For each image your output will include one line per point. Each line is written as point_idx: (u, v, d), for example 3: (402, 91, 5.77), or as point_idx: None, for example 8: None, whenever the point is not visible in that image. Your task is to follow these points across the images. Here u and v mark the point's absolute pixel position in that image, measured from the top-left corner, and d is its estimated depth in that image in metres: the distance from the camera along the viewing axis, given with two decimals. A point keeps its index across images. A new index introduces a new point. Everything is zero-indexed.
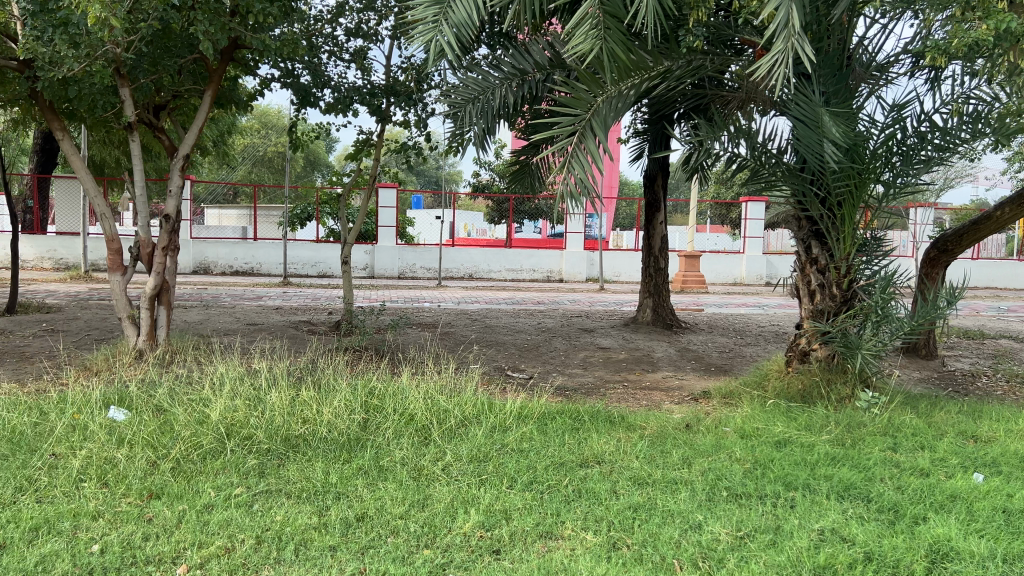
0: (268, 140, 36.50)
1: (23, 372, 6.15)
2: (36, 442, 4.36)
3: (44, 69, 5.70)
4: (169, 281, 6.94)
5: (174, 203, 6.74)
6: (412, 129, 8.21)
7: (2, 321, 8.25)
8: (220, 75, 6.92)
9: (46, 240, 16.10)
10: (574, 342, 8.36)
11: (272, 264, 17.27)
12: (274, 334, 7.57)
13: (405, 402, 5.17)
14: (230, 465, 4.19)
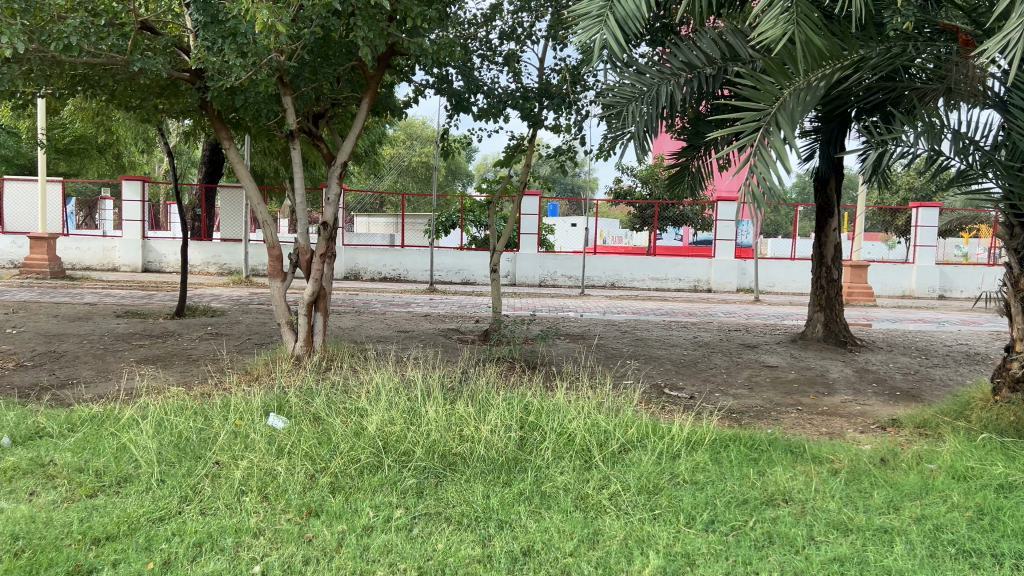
0: (412, 150, 37.57)
1: (190, 375, 6.30)
2: (200, 449, 4.35)
3: (214, 78, 5.81)
4: (326, 288, 6.96)
5: (332, 210, 6.75)
6: (565, 133, 7.88)
7: (173, 324, 8.63)
8: (376, 83, 6.86)
9: (213, 246, 17.13)
10: (736, 359, 7.75)
11: (418, 271, 17.51)
12: (424, 343, 7.45)
13: (565, 418, 4.82)
14: (387, 483, 3.97)
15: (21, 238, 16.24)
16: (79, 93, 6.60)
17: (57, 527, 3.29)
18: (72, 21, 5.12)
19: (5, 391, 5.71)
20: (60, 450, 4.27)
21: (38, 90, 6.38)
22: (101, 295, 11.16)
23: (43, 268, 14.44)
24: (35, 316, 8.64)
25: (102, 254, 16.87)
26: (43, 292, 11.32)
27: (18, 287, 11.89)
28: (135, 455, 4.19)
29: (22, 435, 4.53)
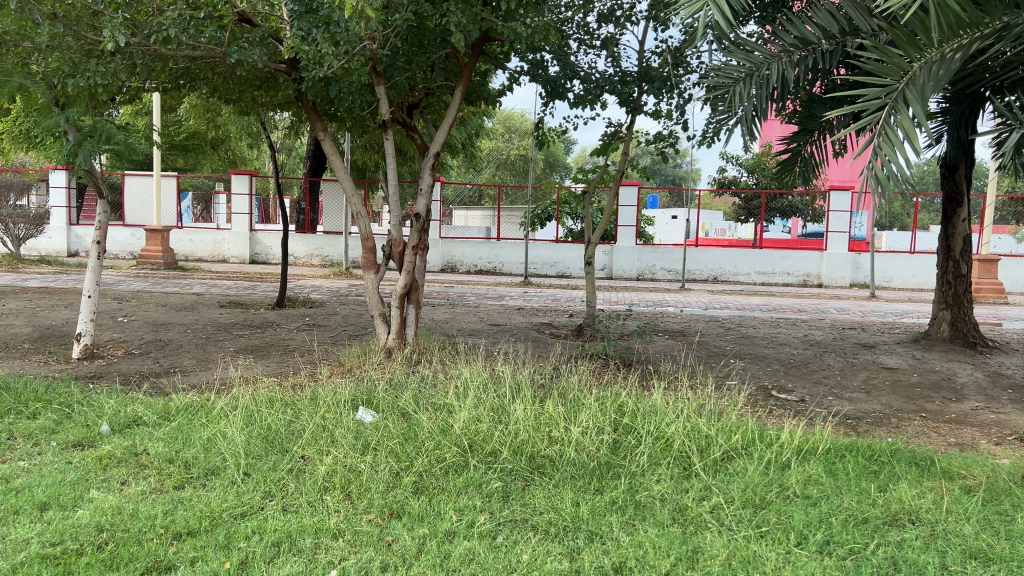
0: (510, 143, 37.56)
1: (284, 366, 6.33)
2: (287, 442, 4.29)
3: (308, 68, 5.78)
4: (418, 280, 6.85)
5: (424, 202, 6.63)
6: (666, 119, 7.50)
7: (272, 314, 8.77)
8: (470, 70, 6.68)
9: (315, 238, 17.44)
10: (851, 360, 7.18)
11: (514, 264, 17.38)
12: (516, 337, 7.26)
13: (663, 420, 4.52)
14: (473, 485, 3.78)
15: (139, 230, 17.00)
16: (183, 87, 6.72)
17: (142, 520, 3.26)
18: (171, 14, 5.18)
19: (112, 378, 5.87)
20: (154, 440, 4.30)
21: (144, 85, 6.53)
22: (208, 286, 11.54)
23: (158, 259, 15.13)
24: (146, 305, 8.97)
25: (212, 247, 17.52)
26: (156, 281, 11.80)
27: (134, 277, 12.46)
28: (224, 447, 4.16)
29: (120, 423, 4.61)
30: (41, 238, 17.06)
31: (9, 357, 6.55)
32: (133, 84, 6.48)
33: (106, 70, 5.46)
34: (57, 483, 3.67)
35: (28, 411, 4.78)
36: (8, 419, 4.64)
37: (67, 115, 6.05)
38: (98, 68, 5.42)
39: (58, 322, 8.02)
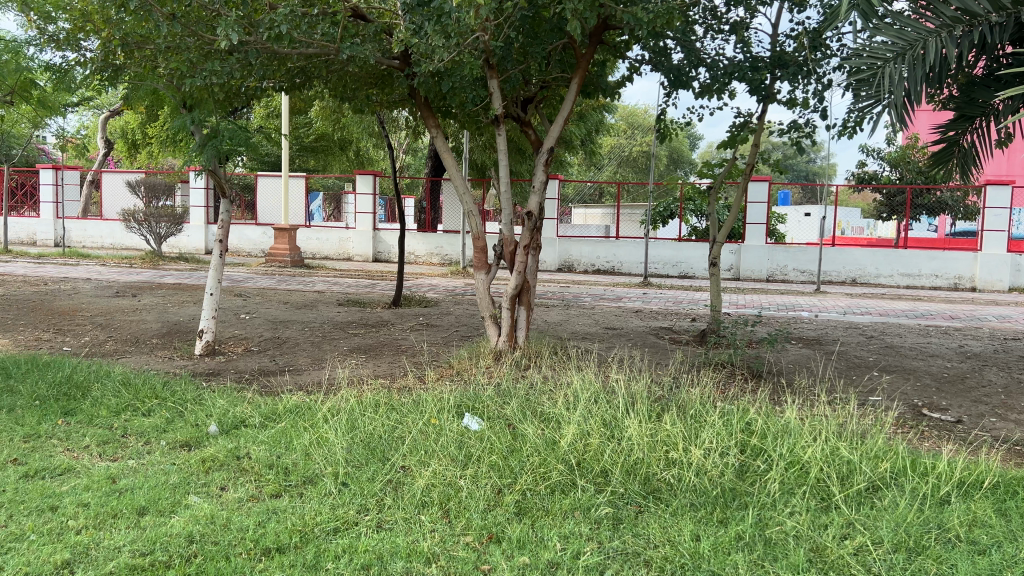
0: (633, 140, 36.84)
1: (394, 367, 6.21)
2: (388, 450, 4.08)
3: (420, 61, 5.60)
4: (531, 281, 6.58)
5: (537, 200, 6.33)
6: (802, 108, 6.87)
7: (388, 313, 8.73)
8: (587, 61, 6.34)
9: (435, 237, 17.54)
10: (1016, 376, 6.32)
11: (634, 263, 16.85)
12: (634, 342, 6.85)
13: (797, 441, 4.03)
14: (580, 508, 3.45)
15: (270, 229, 17.70)
16: (300, 86, 6.71)
17: (233, 532, 3.14)
18: (283, 10, 5.13)
19: (227, 375, 5.92)
20: (259, 443, 4.22)
21: (264, 85, 6.59)
22: (330, 284, 11.76)
23: (284, 257, 15.66)
24: (268, 303, 9.17)
25: (337, 245, 17.98)
26: (281, 279, 12.15)
27: (263, 275, 12.89)
28: (326, 453, 3.99)
29: (228, 423, 4.58)
30: (182, 237, 18.08)
31: (136, 352, 6.77)
32: (253, 85, 6.55)
33: (223, 69, 5.49)
34: (159, 485, 3.61)
35: (144, 409, 4.85)
36: (125, 417, 4.71)
37: (191, 117, 6.16)
38: (216, 69, 5.46)
39: (186, 318, 8.29)
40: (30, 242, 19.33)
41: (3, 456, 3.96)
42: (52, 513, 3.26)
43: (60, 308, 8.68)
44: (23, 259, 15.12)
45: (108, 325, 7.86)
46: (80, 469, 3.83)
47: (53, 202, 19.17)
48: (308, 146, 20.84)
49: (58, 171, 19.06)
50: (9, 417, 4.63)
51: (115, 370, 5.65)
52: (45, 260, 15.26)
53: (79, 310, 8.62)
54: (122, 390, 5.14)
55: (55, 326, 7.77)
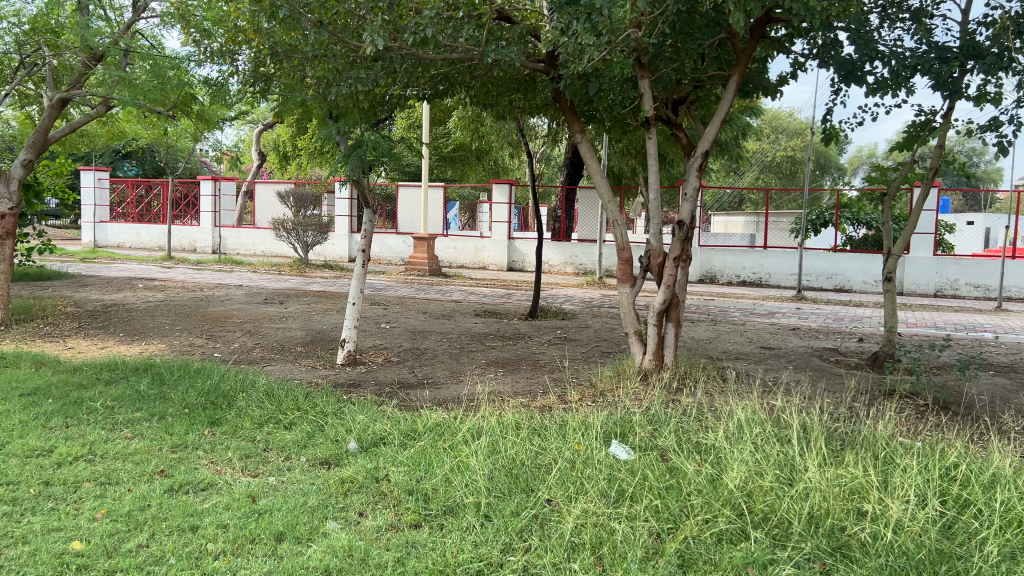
0: (778, 143, 35.18)
1: (534, 384, 5.91)
2: (533, 479, 3.76)
3: (568, 62, 5.28)
4: (681, 295, 6.10)
5: (689, 208, 5.86)
6: (997, 103, 6.04)
7: (525, 325, 8.44)
8: (747, 57, 5.81)
9: (571, 246, 17.21)
10: None
11: (784, 275, 15.84)
12: (795, 364, 6.23)
13: (1016, 493, 3.39)
14: (756, 564, 2.98)
15: (408, 238, 18.00)
16: (443, 93, 6.57)
17: (372, 569, 2.91)
18: (428, 13, 4.96)
19: (367, 388, 5.79)
20: (398, 464, 4.00)
21: (407, 93, 6.50)
22: (468, 293, 11.66)
23: (422, 266, 15.84)
24: (407, 312, 9.13)
25: (474, 254, 18.01)
26: (420, 288, 12.19)
27: (402, 283, 13.02)
28: (468, 480, 3.72)
29: (368, 440, 4.40)
30: (327, 245, 18.70)
31: (281, 360, 6.82)
32: (396, 92, 6.46)
33: (367, 76, 5.41)
34: (298, 508, 3.46)
35: (286, 421, 4.78)
36: (267, 430, 4.65)
37: (337, 127, 6.15)
38: (360, 75, 5.38)
39: (329, 326, 8.36)
40: (191, 249, 20.65)
41: (152, 466, 3.95)
42: (192, 534, 3.15)
43: (214, 314, 8.99)
44: (185, 265, 16.09)
45: (256, 331, 8.04)
46: (221, 485, 3.75)
47: (212, 212, 20.37)
48: (447, 155, 21.10)
49: (216, 182, 20.24)
50: (160, 426, 4.68)
51: (260, 379, 5.66)
52: (203, 266, 16.18)
53: (230, 316, 8.89)
54: (265, 400, 5.11)
55: (209, 332, 8.02)
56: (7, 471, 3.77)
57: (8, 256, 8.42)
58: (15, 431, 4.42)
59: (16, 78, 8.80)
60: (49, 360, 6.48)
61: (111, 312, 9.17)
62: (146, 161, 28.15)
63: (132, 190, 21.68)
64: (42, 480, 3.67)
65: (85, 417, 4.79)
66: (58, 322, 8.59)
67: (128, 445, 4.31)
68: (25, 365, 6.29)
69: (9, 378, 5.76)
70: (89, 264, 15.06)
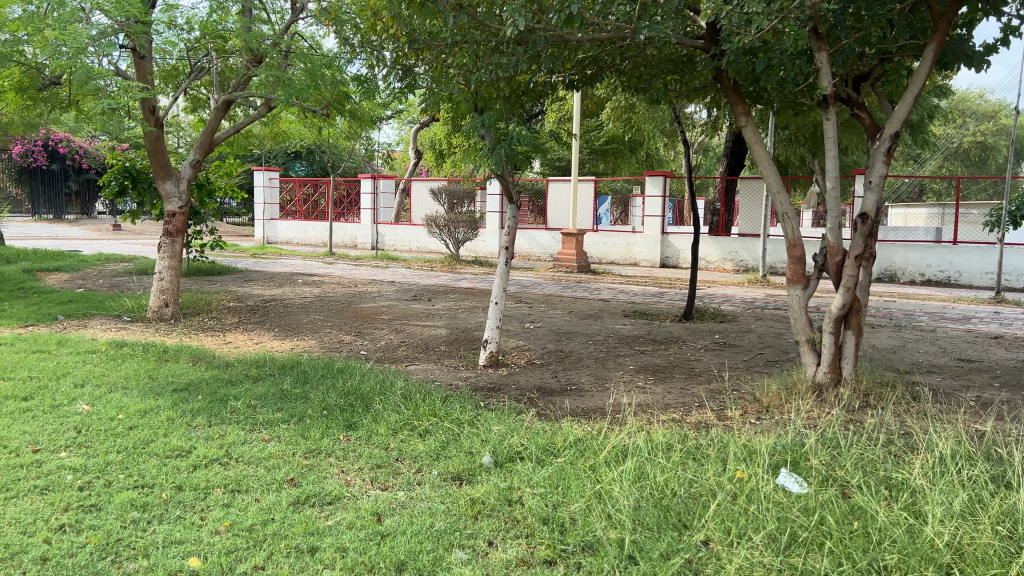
0: (967, 127, 31.93)
1: (688, 396, 5.35)
2: (686, 514, 3.26)
3: (732, 36, 4.70)
4: (863, 299, 5.32)
5: (874, 200, 5.08)
6: None
7: (678, 328, 7.81)
8: (947, 22, 4.95)
9: (730, 241, 16.20)
10: None
11: (976, 274, 14.08)
12: (1003, 382, 5.29)
13: None
14: None
15: (558, 234, 17.70)
16: (592, 78, 6.12)
17: None
18: None
19: (508, 393, 5.44)
20: (535, 485, 3.61)
21: (553, 79, 6.10)
22: (618, 291, 11.14)
23: (572, 262, 15.47)
24: (554, 311, 8.75)
25: (625, 250, 17.41)
26: (568, 285, 11.80)
27: (550, 280, 12.70)
28: (611, 511, 3.26)
29: (503, 454, 4.03)
30: (478, 242, 18.75)
31: (423, 360, 6.64)
32: (542, 79, 6.09)
33: (510, 61, 5.07)
34: (423, 532, 3.15)
35: (421, 428, 4.49)
36: (401, 437, 4.38)
37: (480, 118, 5.87)
38: (502, 61, 5.06)
39: (474, 325, 8.13)
40: (352, 245, 21.44)
41: (283, 473, 3.80)
42: (309, 557, 2.92)
43: (364, 311, 9.03)
44: (344, 261, 16.61)
45: (402, 329, 7.95)
46: (348, 500, 3.51)
47: (371, 209, 21.02)
48: (599, 148, 20.62)
49: (375, 181, 20.85)
50: (296, 428, 4.55)
51: (400, 381, 5.45)
52: (361, 262, 16.65)
53: (378, 313, 8.89)
54: (401, 403, 4.88)
55: (356, 329, 8.02)
56: (145, 472, 3.73)
57: (178, 253, 8.82)
58: (160, 430, 4.44)
59: (187, 82, 9.23)
60: (206, 355, 6.64)
61: (269, 307, 9.45)
62: (314, 162, 29.63)
63: (299, 189, 22.82)
64: (174, 484, 3.59)
65: (228, 416, 4.76)
66: (221, 316, 8.92)
67: (263, 448, 4.19)
68: (184, 359, 6.48)
69: (167, 373, 5.92)
70: (257, 260, 15.88)
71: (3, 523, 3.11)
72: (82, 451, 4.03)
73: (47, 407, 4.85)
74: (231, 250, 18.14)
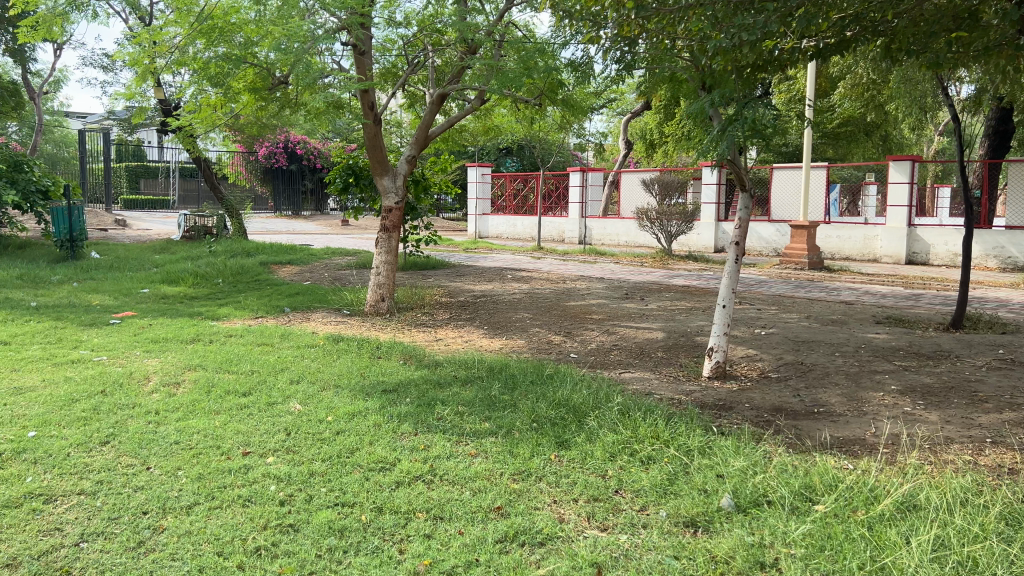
0: None
1: (978, 428, 4.28)
2: None
3: None
4: None
5: None
6: None
7: (947, 339, 6.54)
8: None
9: (993, 235, 13.92)
10: None
11: None
12: None
13: None
14: None
15: (784, 226, 16.25)
16: (851, 42, 5.15)
17: None
18: None
19: (742, 413, 4.67)
20: (793, 545, 2.87)
21: (803, 45, 5.23)
22: (862, 292, 9.77)
23: (801, 259, 14.09)
24: (788, 315, 7.74)
25: (862, 244, 15.59)
26: (799, 285, 10.60)
27: (777, 278, 11.53)
28: None
29: (747, 496, 3.32)
30: (693, 235, 17.72)
31: (639, 367, 6.00)
32: (789, 45, 5.22)
33: (757, 21, 4.56)
34: None
35: (643, 454, 3.84)
36: (621, 464, 3.76)
37: (712, 96, 5.15)
38: (747, 21, 4.57)
39: (694, 329, 7.35)
40: (560, 239, 21.20)
41: (489, 499, 3.34)
42: None
43: (575, 309, 8.56)
44: (553, 256, 16.32)
45: (614, 331, 7.35)
46: (562, 542, 2.98)
47: (580, 203, 20.62)
48: (830, 132, 18.74)
49: (585, 173, 20.44)
50: (505, 442, 4.09)
51: (618, 392, 4.86)
52: (570, 257, 16.27)
53: (590, 312, 8.36)
54: (618, 418, 4.27)
55: (566, 329, 7.54)
56: (346, 488, 3.45)
57: (394, 248, 8.85)
58: (366, 437, 4.18)
59: (405, 78, 9.22)
60: (416, 353, 6.46)
61: (479, 304, 9.26)
62: (524, 157, 29.87)
63: (510, 184, 22.99)
64: (375, 505, 3.26)
65: (434, 423, 4.43)
66: (433, 312, 8.85)
67: (469, 465, 3.76)
68: (395, 357, 6.34)
69: (378, 372, 5.77)
70: (469, 254, 16.02)
71: (202, 539, 2.92)
72: (289, 457, 3.85)
73: (262, 405, 4.80)
74: (445, 245, 18.56)
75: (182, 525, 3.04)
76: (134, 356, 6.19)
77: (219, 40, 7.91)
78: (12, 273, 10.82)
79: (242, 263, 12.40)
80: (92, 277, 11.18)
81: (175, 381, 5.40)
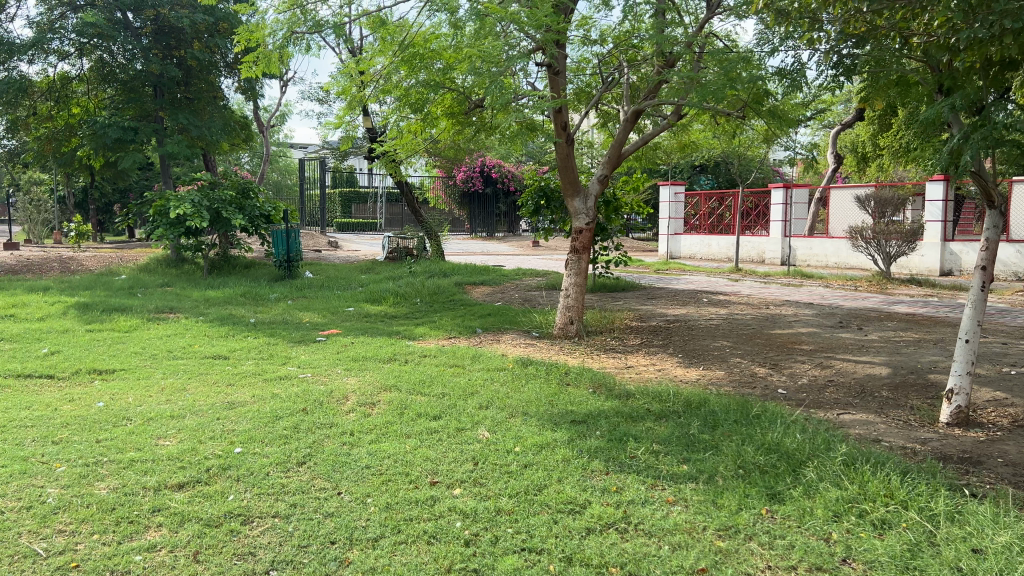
0: None
1: None
2: None
3: None
4: None
5: None
6: None
7: None
8: None
9: None
10: None
11: None
12: None
13: None
14: None
15: None
16: None
17: None
18: None
19: (995, 470, 3.93)
20: None
21: None
22: None
23: None
24: None
25: None
26: None
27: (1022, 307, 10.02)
28: None
29: None
30: (913, 256, 16.01)
31: (860, 408, 5.30)
32: None
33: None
34: None
35: (875, 516, 3.28)
36: (848, 527, 3.23)
37: (954, 97, 4.45)
38: (1012, 6, 3.87)
39: (927, 365, 6.44)
40: (759, 260, 20.04)
41: (691, 558, 2.97)
42: None
43: (781, 338, 7.86)
44: (752, 278, 15.41)
45: (829, 364, 6.61)
46: None
47: (782, 221, 19.38)
48: None
49: (788, 190, 19.19)
50: (706, 490, 3.68)
51: (838, 438, 4.27)
52: (772, 279, 15.26)
53: (799, 343, 7.64)
54: (843, 471, 3.71)
55: (772, 360, 6.91)
56: (534, 531, 3.21)
57: (585, 270, 8.60)
58: (555, 473, 3.94)
59: (599, 96, 8.99)
60: (607, 381, 6.16)
61: (673, 329, 8.79)
62: (720, 174, 28.72)
63: (705, 202, 22.13)
64: (565, 554, 3.00)
65: (628, 462, 4.10)
66: (623, 337, 8.51)
67: (667, 515, 3.40)
68: (586, 384, 6.08)
69: (567, 401, 5.51)
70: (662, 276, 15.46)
71: None
72: (476, 491, 3.69)
73: (451, 431, 4.70)
74: (636, 266, 18.13)
75: (367, 560, 2.95)
76: (335, 374, 6.39)
77: (420, 67, 8.15)
78: (238, 291, 11.81)
79: (439, 284, 12.75)
80: (305, 296, 11.95)
81: (372, 402, 5.47)
